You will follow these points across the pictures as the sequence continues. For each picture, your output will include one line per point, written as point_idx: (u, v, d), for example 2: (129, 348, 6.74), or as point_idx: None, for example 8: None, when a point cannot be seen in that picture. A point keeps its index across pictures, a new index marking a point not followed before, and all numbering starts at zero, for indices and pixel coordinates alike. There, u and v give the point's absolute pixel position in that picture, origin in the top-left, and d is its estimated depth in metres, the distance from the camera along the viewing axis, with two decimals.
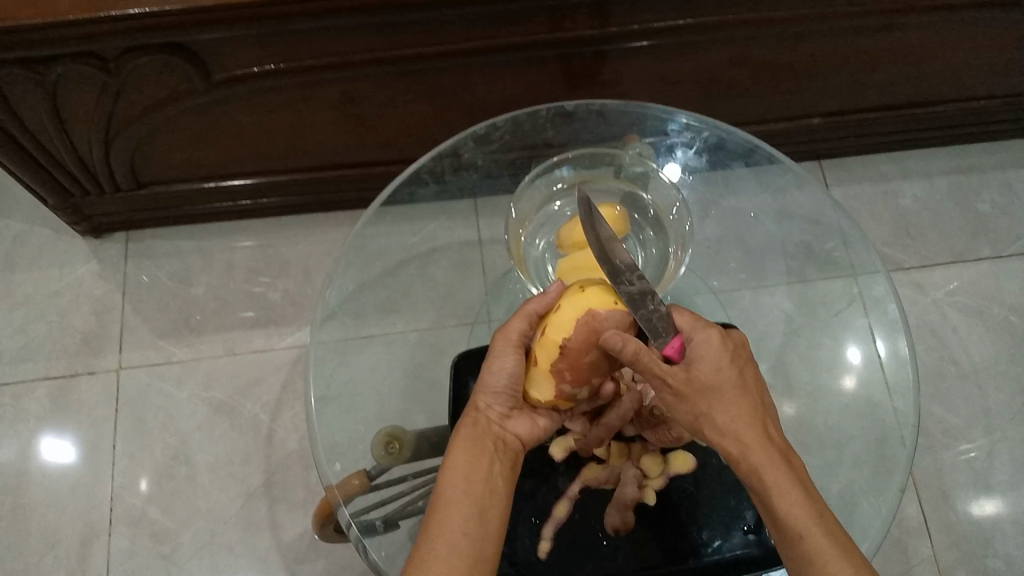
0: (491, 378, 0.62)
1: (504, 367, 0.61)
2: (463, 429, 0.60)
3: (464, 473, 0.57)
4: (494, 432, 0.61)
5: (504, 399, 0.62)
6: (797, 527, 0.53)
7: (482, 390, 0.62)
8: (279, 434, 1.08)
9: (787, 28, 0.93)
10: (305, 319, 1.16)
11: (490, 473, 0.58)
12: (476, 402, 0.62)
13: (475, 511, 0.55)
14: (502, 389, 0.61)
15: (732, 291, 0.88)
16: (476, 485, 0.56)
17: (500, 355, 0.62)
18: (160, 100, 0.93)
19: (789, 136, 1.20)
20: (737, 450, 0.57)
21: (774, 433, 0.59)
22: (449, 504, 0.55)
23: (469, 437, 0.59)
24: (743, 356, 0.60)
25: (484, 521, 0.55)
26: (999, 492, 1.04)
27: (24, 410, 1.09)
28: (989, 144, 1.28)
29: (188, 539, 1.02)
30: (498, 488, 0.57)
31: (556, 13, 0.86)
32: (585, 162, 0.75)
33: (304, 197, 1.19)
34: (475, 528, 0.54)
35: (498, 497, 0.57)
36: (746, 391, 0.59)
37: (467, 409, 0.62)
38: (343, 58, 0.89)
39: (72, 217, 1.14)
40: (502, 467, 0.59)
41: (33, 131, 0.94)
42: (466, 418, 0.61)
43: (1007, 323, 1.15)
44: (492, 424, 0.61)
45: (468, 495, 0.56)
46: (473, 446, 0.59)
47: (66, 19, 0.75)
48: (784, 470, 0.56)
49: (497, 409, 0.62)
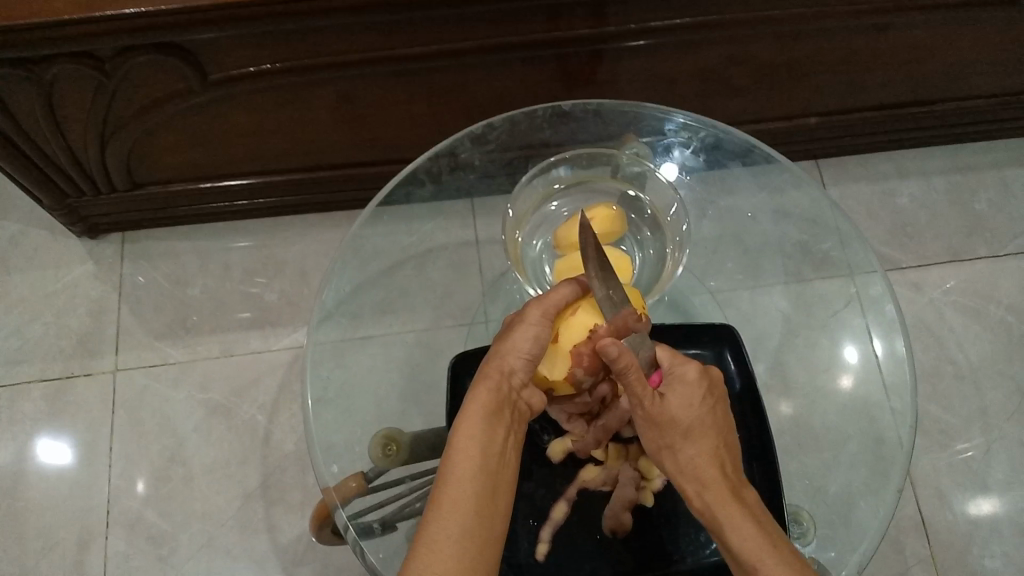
0: (520, 340, 0.59)
1: (536, 335, 0.60)
2: (484, 392, 0.56)
3: (482, 445, 0.54)
4: (510, 399, 0.58)
5: (527, 367, 0.60)
6: (750, 559, 0.52)
7: (507, 351, 0.59)
8: (276, 436, 1.08)
9: (784, 27, 0.93)
10: (301, 320, 1.15)
11: (504, 448, 0.56)
12: (501, 363, 0.58)
13: (489, 489, 0.53)
14: (530, 356, 0.59)
15: (730, 292, 0.87)
16: (491, 460, 0.54)
17: (533, 320, 0.60)
18: (155, 100, 0.92)
19: (787, 136, 1.20)
20: (693, 489, 0.57)
21: (734, 473, 0.58)
22: (464, 479, 0.52)
23: (490, 404, 0.56)
24: (717, 396, 0.60)
25: (496, 498, 0.53)
26: (996, 491, 1.03)
27: (20, 411, 1.08)
28: (986, 143, 1.28)
29: (186, 541, 1.01)
30: (508, 463, 0.56)
31: (552, 12, 0.86)
32: (581, 161, 0.75)
33: (298, 197, 1.19)
34: (487, 506, 0.52)
35: (509, 473, 0.55)
36: (712, 429, 0.58)
37: (490, 367, 0.58)
38: (338, 58, 0.89)
39: (68, 218, 1.14)
40: (513, 441, 0.57)
41: (27, 131, 0.94)
42: (489, 379, 0.57)
43: (1005, 321, 1.14)
44: (512, 391, 0.58)
45: (485, 470, 0.53)
46: (494, 416, 0.56)
47: (61, 19, 0.75)
48: (737, 505, 0.54)
49: (519, 375, 0.59)
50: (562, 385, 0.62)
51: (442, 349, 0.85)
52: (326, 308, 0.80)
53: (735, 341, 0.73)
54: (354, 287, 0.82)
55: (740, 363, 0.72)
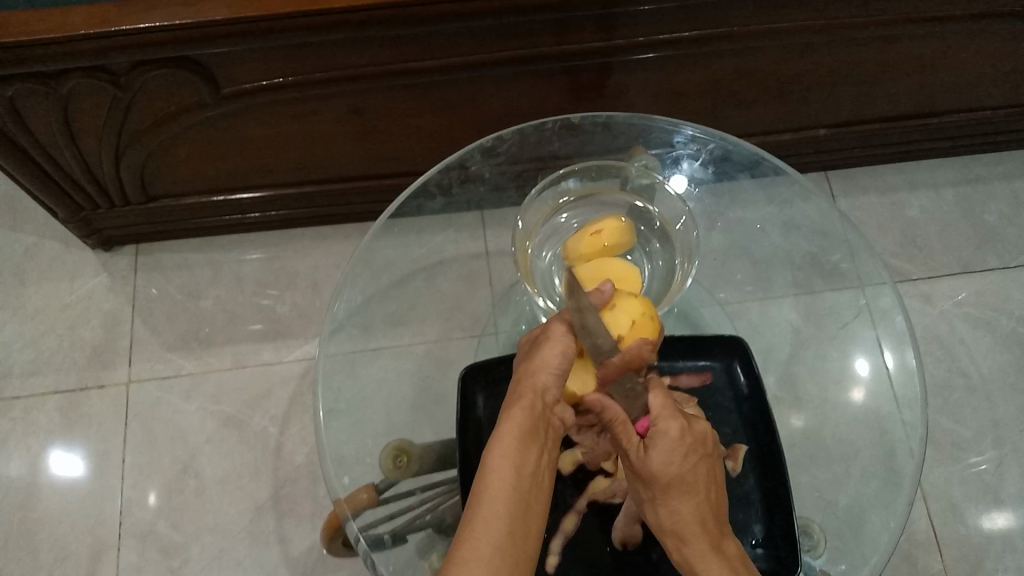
0: (550, 357, 0.60)
1: (565, 351, 0.60)
2: (519, 411, 0.56)
3: (516, 463, 0.54)
4: (544, 418, 0.58)
5: (559, 384, 0.60)
6: None
7: (539, 368, 0.59)
8: (287, 447, 1.08)
9: (792, 39, 0.94)
10: (312, 332, 1.16)
11: (538, 467, 0.55)
12: (533, 381, 0.59)
13: (521, 508, 0.52)
14: (560, 373, 0.60)
15: (739, 303, 0.87)
16: (525, 480, 0.53)
17: (559, 336, 0.61)
18: (169, 114, 0.94)
19: (796, 147, 1.20)
20: (673, 542, 0.56)
21: (717, 525, 0.57)
22: (497, 498, 0.52)
23: (524, 422, 0.56)
24: (701, 451, 0.58)
25: (528, 519, 0.52)
26: (1009, 505, 1.02)
27: (35, 423, 1.09)
28: (996, 154, 1.28)
29: (197, 552, 1.02)
30: (542, 483, 0.55)
31: (562, 25, 0.87)
32: (591, 174, 0.76)
33: (309, 210, 1.20)
34: (519, 526, 0.51)
35: (542, 493, 0.55)
36: (694, 485, 0.57)
37: (522, 387, 0.58)
38: (349, 72, 0.90)
39: (82, 231, 1.15)
40: (548, 460, 0.57)
41: (43, 143, 0.95)
42: (523, 398, 0.57)
43: (1017, 333, 1.14)
44: (544, 408, 0.58)
45: (518, 489, 0.53)
46: (528, 433, 0.55)
47: (78, 34, 0.77)
48: (717, 562, 0.54)
49: (552, 393, 0.59)
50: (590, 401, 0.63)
51: (452, 361, 0.86)
52: (337, 320, 0.80)
53: (746, 353, 0.72)
54: (365, 299, 0.83)
55: (751, 372, 0.72)
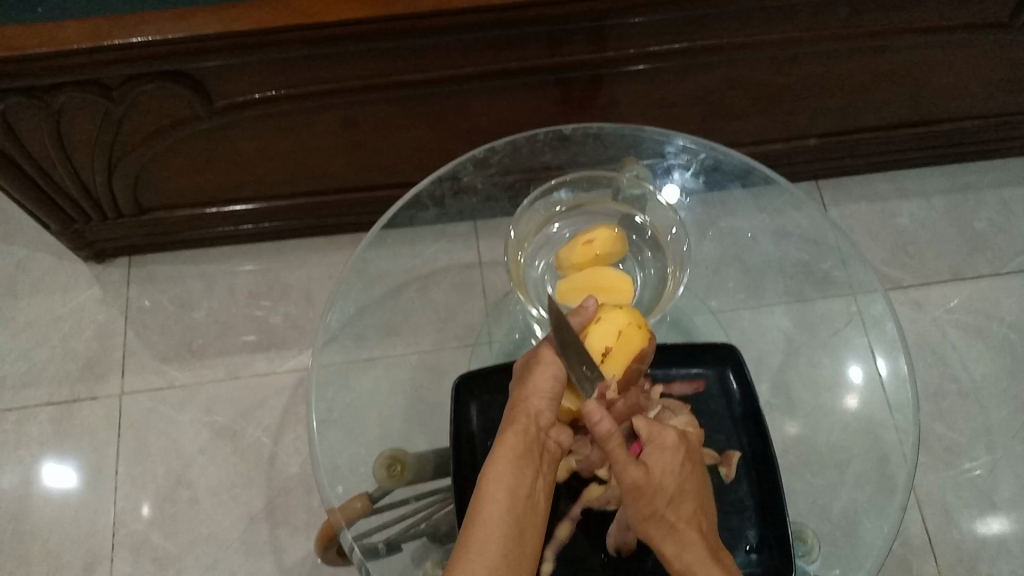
0: (541, 380, 0.60)
1: (554, 372, 0.61)
2: (513, 437, 0.56)
3: (511, 489, 0.54)
4: (539, 441, 0.58)
5: (552, 406, 0.60)
6: None
7: (531, 392, 0.60)
8: (281, 458, 1.08)
9: (781, 50, 0.95)
10: (306, 342, 1.16)
11: (533, 489, 0.56)
12: (527, 406, 0.59)
13: (514, 531, 0.53)
14: (551, 396, 0.60)
15: (731, 311, 0.90)
16: (519, 504, 0.54)
17: (548, 359, 0.61)
18: (162, 127, 0.94)
19: (787, 157, 1.21)
20: (672, 550, 0.56)
21: (710, 535, 0.58)
22: (491, 523, 0.52)
23: (518, 448, 0.56)
24: (693, 462, 0.60)
25: (522, 543, 0.53)
26: (1002, 510, 1.03)
27: (27, 436, 1.09)
28: (985, 162, 1.29)
29: (190, 564, 1.01)
30: (537, 505, 0.56)
31: (553, 37, 0.88)
32: (582, 185, 0.77)
33: (304, 221, 1.20)
34: (513, 552, 0.52)
35: (536, 518, 0.55)
36: (690, 493, 0.58)
37: (516, 412, 0.59)
38: (343, 84, 0.91)
39: (75, 243, 1.15)
40: (543, 482, 0.57)
41: (36, 156, 0.95)
42: (517, 422, 0.57)
43: (1007, 340, 1.14)
44: (539, 431, 0.58)
45: (512, 512, 0.53)
46: (523, 457, 0.56)
47: (71, 48, 0.77)
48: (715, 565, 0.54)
49: (546, 416, 0.59)
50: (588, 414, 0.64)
51: (446, 370, 0.86)
52: (331, 330, 0.80)
53: (738, 359, 0.73)
54: (359, 310, 0.83)
55: (743, 378, 0.72)
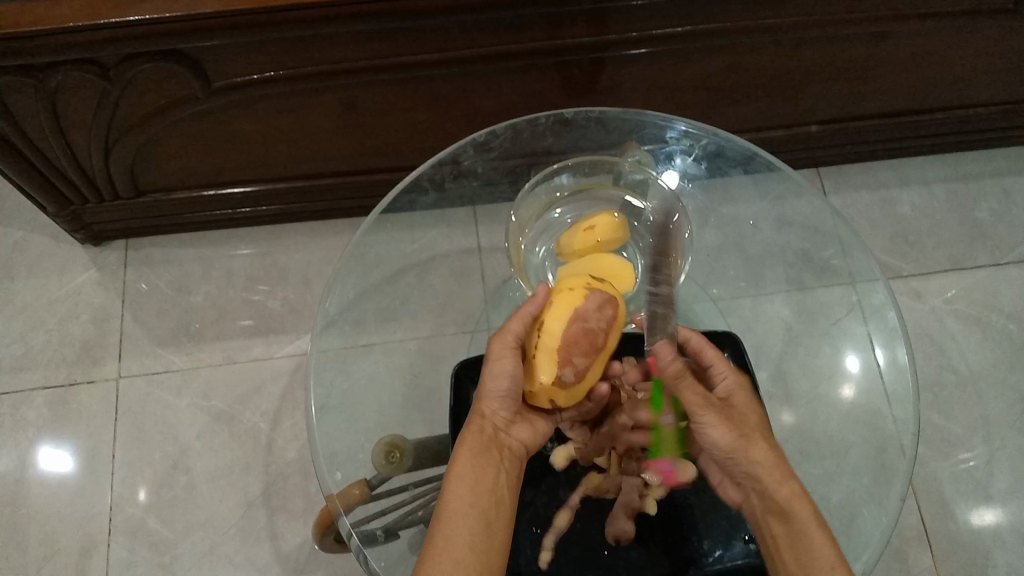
0: (492, 382, 0.61)
1: (504, 370, 0.61)
2: (469, 438, 0.60)
3: (473, 484, 0.57)
4: (497, 439, 0.61)
5: (508, 405, 0.62)
6: (821, 561, 0.55)
7: (485, 394, 0.62)
8: (279, 443, 1.08)
9: (785, 35, 0.94)
10: (304, 328, 1.16)
11: (497, 484, 0.58)
12: (480, 406, 0.62)
13: (482, 522, 0.56)
14: (505, 394, 0.61)
15: (731, 300, 0.87)
16: (483, 498, 0.57)
17: (497, 357, 0.61)
18: (160, 107, 0.93)
19: (789, 143, 1.20)
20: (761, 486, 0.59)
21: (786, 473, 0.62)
22: (456, 517, 0.55)
23: (477, 446, 0.59)
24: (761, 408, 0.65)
25: (491, 536, 0.56)
26: (998, 500, 1.03)
27: (24, 419, 1.08)
28: (987, 151, 1.28)
29: (188, 548, 1.01)
30: (504, 498, 0.58)
31: (555, 20, 0.87)
32: (583, 169, 0.75)
33: (302, 204, 1.19)
34: (481, 542, 0.55)
35: (505, 510, 0.58)
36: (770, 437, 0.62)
37: (472, 415, 0.62)
38: (343, 66, 0.90)
39: (71, 225, 1.14)
40: (507, 477, 0.60)
41: (31, 136, 0.94)
42: (471, 424, 0.61)
43: (1007, 330, 1.14)
44: (498, 430, 0.61)
45: (476, 506, 0.56)
46: (481, 455, 0.59)
47: (67, 26, 0.76)
48: (807, 505, 0.58)
49: (502, 415, 0.62)
50: (552, 392, 0.60)
51: (445, 357, 0.86)
52: (329, 315, 0.80)
53: (738, 346, 0.73)
54: (358, 295, 0.82)
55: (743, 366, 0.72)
